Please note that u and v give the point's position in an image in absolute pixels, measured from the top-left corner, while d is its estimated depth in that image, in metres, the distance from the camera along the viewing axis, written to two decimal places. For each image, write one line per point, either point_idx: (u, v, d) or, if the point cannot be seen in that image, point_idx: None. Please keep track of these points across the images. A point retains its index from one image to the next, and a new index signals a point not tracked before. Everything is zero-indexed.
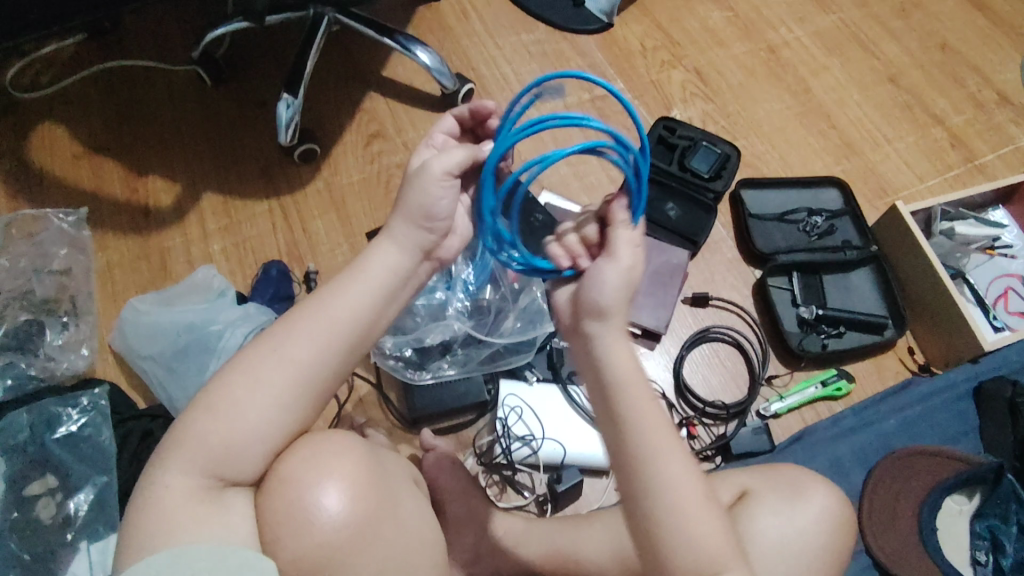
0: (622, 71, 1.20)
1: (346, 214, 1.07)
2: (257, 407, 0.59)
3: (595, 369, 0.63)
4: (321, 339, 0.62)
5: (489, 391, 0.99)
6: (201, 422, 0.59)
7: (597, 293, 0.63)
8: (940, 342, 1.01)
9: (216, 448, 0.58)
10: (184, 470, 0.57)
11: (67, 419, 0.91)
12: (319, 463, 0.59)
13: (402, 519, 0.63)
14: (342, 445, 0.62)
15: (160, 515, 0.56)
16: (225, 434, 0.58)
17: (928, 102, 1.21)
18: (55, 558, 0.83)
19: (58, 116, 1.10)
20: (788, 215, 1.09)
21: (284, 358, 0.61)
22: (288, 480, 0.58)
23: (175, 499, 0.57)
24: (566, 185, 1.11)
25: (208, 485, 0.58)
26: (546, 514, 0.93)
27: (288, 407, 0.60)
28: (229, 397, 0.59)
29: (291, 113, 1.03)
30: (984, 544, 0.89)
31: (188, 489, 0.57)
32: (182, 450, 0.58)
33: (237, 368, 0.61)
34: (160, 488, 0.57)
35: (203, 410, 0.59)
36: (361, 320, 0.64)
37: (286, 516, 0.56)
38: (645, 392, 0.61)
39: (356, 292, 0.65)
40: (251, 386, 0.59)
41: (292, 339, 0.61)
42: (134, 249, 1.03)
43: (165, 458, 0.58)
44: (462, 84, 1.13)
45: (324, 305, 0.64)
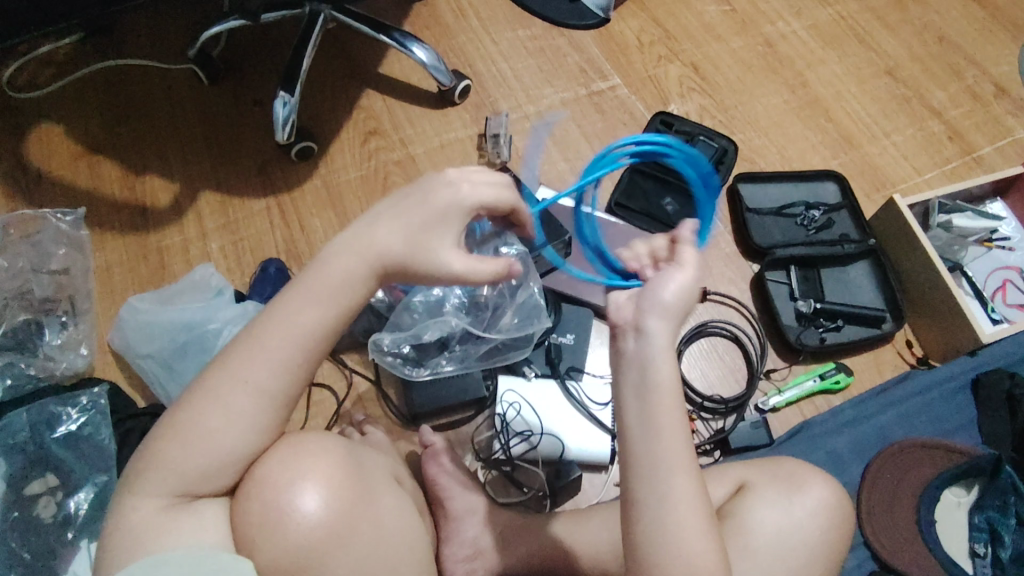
0: (619, 66, 1.20)
1: (344, 212, 1.07)
2: (223, 428, 0.58)
3: (634, 369, 0.57)
4: (282, 358, 0.60)
5: (489, 387, 0.99)
6: (170, 447, 0.58)
7: (660, 290, 0.58)
8: (937, 335, 1.01)
9: (187, 471, 0.57)
10: (154, 492, 0.57)
11: (66, 419, 0.91)
12: (294, 465, 0.59)
13: (382, 513, 0.63)
14: (318, 445, 0.62)
15: (133, 535, 0.56)
16: (195, 456, 0.58)
17: (925, 95, 1.21)
18: (56, 556, 0.83)
19: (55, 116, 1.10)
20: (786, 209, 1.09)
21: (243, 379, 0.59)
22: (263, 485, 0.58)
23: (146, 519, 0.57)
24: (563, 180, 1.11)
25: (178, 502, 0.58)
26: (545, 510, 0.94)
27: (255, 424, 0.59)
28: (194, 421, 0.58)
29: (288, 111, 1.03)
30: (982, 535, 0.89)
31: (159, 510, 0.57)
32: (151, 473, 0.57)
33: (202, 386, 0.59)
34: (131, 510, 0.57)
35: (170, 435, 0.58)
36: (320, 337, 0.62)
37: (261, 519, 0.57)
38: (676, 400, 0.56)
39: (313, 305, 0.61)
40: (219, 410, 0.58)
41: (254, 357, 0.60)
42: (132, 249, 1.03)
43: (135, 481, 0.58)
44: (459, 80, 1.13)
45: (284, 325, 0.61)
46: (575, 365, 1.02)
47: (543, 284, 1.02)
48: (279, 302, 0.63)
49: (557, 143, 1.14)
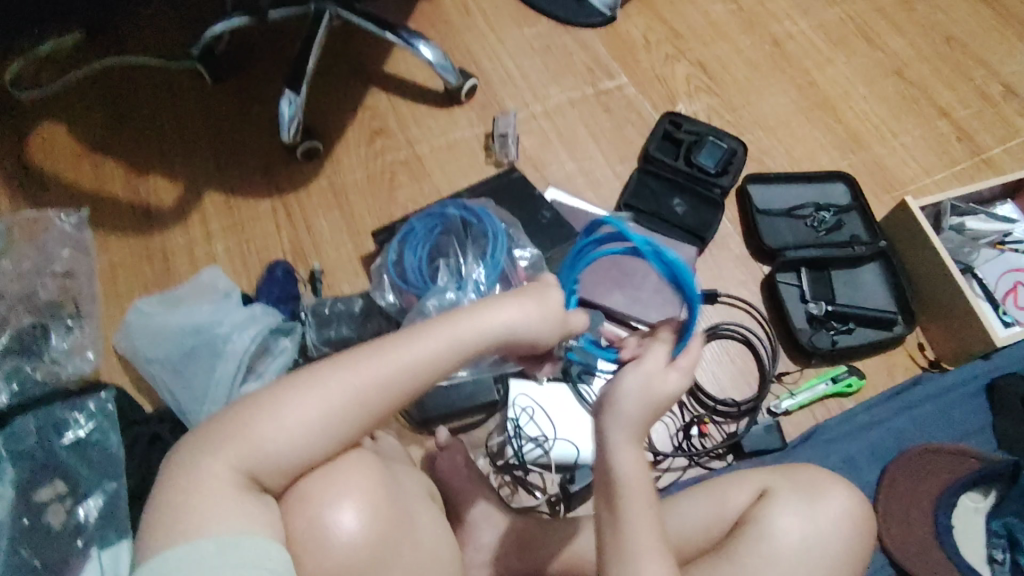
0: (627, 65, 1.19)
1: (351, 212, 1.05)
2: (319, 424, 0.55)
3: (606, 468, 0.60)
4: (388, 388, 0.57)
5: (500, 391, 0.98)
6: (261, 423, 0.54)
7: (616, 394, 0.62)
8: (949, 338, 1.01)
9: (267, 452, 0.54)
10: (232, 463, 0.53)
11: (74, 424, 0.89)
12: (344, 481, 0.58)
13: (416, 533, 0.62)
14: (365, 462, 0.61)
15: (202, 501, 0.51)
16: (286, 439, 0.54)
17: (933, 96, 1.21)
18: (67, 563, 0.82)
19: (57, 115, 1.09)
20: (796, 211, 1.08)
21: (355, 385, 0.56)
22: (311, 498, 0.57)
23: (217, 489, 0.52)
24: (572, 180, 1.10)
25: (250, 483, 0.54)
26: (559, 515, 0.93)
27: (341, 435, 0.56)
28: (298, 406, 0.55)
29: (294, 110, 1.01)
30: (1000, 541, 0.89)
31: (232, 484, 0.53)
32: (235, 443, 0.54)
33: (305, 376, 0.56)
34: (205, 475, 0.52)
35: (267, 409, 0.55)
36: (431, 374, 0.59)
37: (307, 532, 0.56)
38: (649, 500, 0.59)
39: (429, 339, 0.59)
40: (318, 404, 0.55)
41: (364, 372, 0.56)
42: (136, 250, 1.01)
43: (216, 445, 0.53)
44: (466, 79, 1.11)
45: (395, 352, 0.58)
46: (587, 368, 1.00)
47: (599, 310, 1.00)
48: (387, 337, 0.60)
49: (566, 142, 1.13)
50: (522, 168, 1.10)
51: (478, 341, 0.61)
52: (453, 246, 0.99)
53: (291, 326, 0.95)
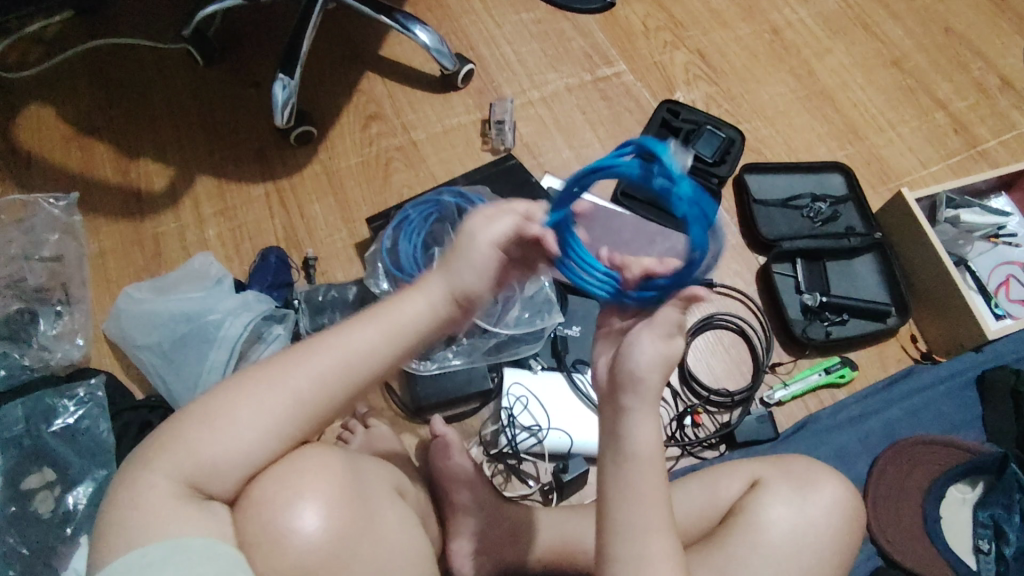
0: (625, 51, 1.18)
1: (345, 198, 1.04)
2: (251, 427, 0.56)
3: (615, 439, 0.60)
4: (322, 383, 0.58)
5: (494, 380, 0.98)
6: (195, 431, 0.56)
7: (633, 364, 0.59)
8: (942, 330, 1.01)
9: (204, 459, 0.55)
10: (169, 473, 0.54)
11: (63, 411, 0.89)
12: (295, 480, 0.57)
13: (384, 529, 0.60)
14: (320, 461, 0.60)
15: (143, 515, 0.53)
16: (220, 444, 0.55)
17: (931, 87, 1.20)
18: (56, 553, 0.81)
19: (46, 97, 1.07)
20: (792, 201, 1.08)
21: (284, 384, 0.58)
22: (261, 500, 0.56)
23: (157, 501, 0.53)
24: (568, 167, 1.10)
25: (190, 491, 0.55)
26: (551, 504, 0.93)
27: (280, 433, 0.57)
28: (230, 413, 0.56)
29: (288, 94, 0.99)
30: (987, 532, 0.90)
31: (169, 494, 0.54)
32: (171, 453, 0.55)
33: (243, 380, 0.58)
34: (144, 488, 0.54)
35: (200, 418, 0.56)
36: (367, 366, 0.60)
37: (257, 536, 0.55)
38: (654, 469, 0.58)
39: (365, 329, 0.61)
40: (253, 405, 0.56)
41: (298, 369, 0.58)
42: (127, 235, 1.00)
43: (152, 458, 0.55)
44: (462, 64, 1.10)
45: (327, 346, 0.60)
46: (581, 358, 1.01)
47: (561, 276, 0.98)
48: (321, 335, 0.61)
49: (562, 129, 1.12)
50: (517, 155, 1.09)
51: (413, 324, 0.62)
52: (447, 233, 0.97)
53: (284, 314, 0.94)
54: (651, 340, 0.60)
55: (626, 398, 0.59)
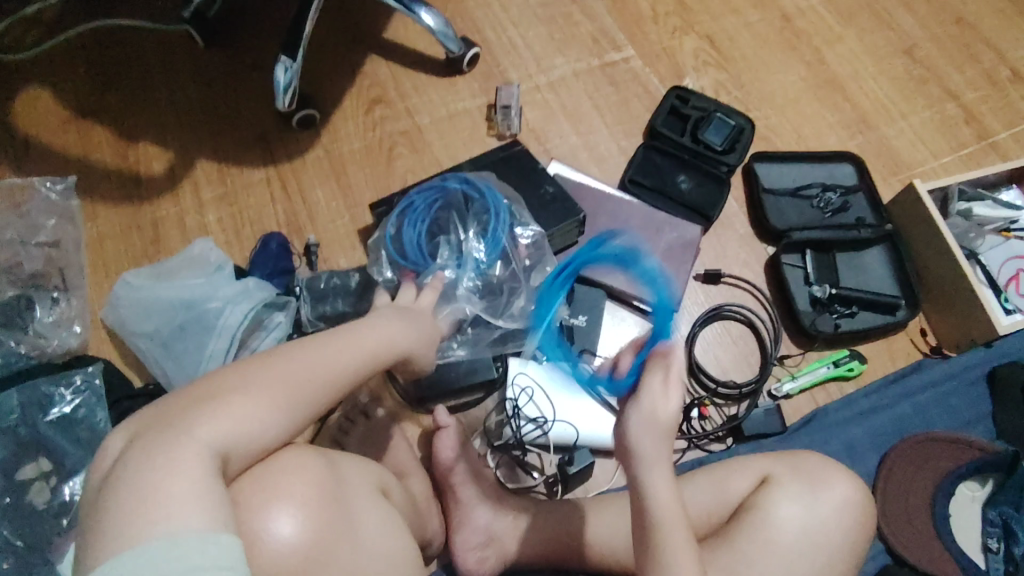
0: (633, 36, 1.16)
1: (348, 184, 1.02)
2: (281, 405, 0.52)
3: (641, 504, 0.64)
4: (325, 375, 0.56)
5: (499, 369, 0.95)
6: (231, 403, 0.50)
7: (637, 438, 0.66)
8: (953, 324, 1.00)
9: (239, 433, 0.50)
10: (209, 444, 0.48)
11: (60, 400, 0.87)
12: (283, 482, 0.57)
13: (366, 537, 0.60)
14: (299, 465, 0.59)
15: (188, 482, 0.45)
16: (253, 418, 0.51)
17: (942, 76, 1.18)
18: (51, 545, 0.80)
19: (43, 78, 1.05)
20: (802, 190, 1.07)
21: (306, 368, 0.55)
22: (248, 500, 0.54)
23: (197, 473, 0.46)
24: (575, 154, 1.08)
25: (222, 467, 0.48)
26: (556, 497, 0.93)
27: (300, 413, 0.54)
28: (260, 388, 0.52)
29: (290, 77, 0.97)
30: (996, 531, 0.89)
31: (208, 465, 0.47)
32: (203, 424, 0.48)
33: (258, 359, 0.54)
34: (183, 455, 0.46)
35: (231, 389, 0.51)
36: (346, 374, 0.59)
37: (242, 540, 0.52)
38: (683, 526, 0.63)
39: (336, 347, 0.59)
40: (278, 379, 0.53)
41: (303, 357, 0.56)
42: (125, 219, 0.98)
43: (187, 426, 0.48)
44: (468, 48, 1.08)
45: (321, 343, 0.58)
46: (588, 348, 0.98)
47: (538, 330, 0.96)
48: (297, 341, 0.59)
49: (569, 115, 1.10)
50: (523, 141, 1.07)
51: (363, 359, 0.61)
52: (452, 222, 0.96)
53: (285, 301, 0.93)
54: (661, 391, 0.67)
55: (647, 463, 0.64)
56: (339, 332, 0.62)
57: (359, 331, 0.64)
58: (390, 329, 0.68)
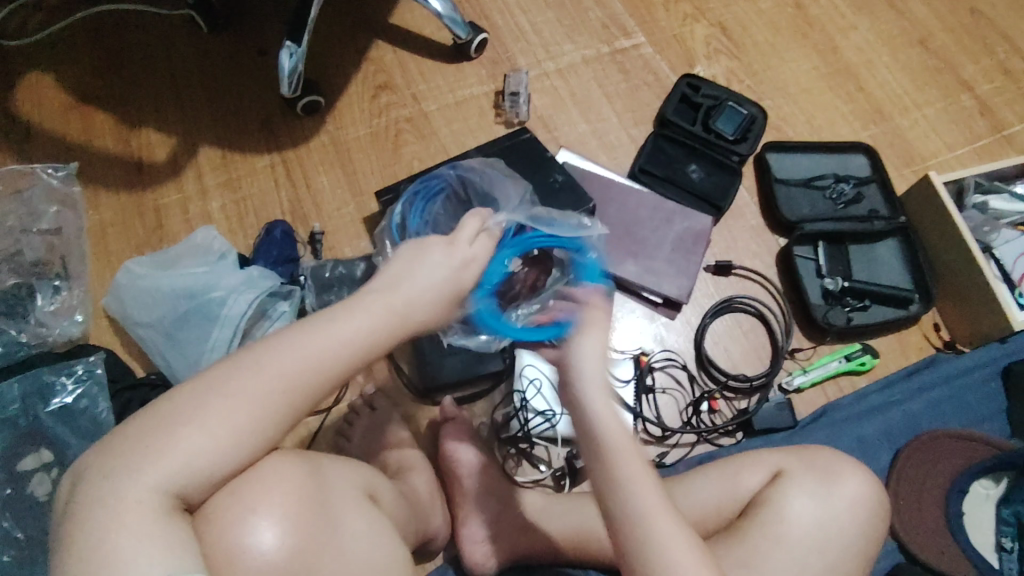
0: (644, 24, 1.14)
1: (353, 172, 1.01)
2: (240, 434, 0.50)
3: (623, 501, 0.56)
4: (294, 391, 0.52)
5: (506, 360, 0.93)
6: (182, 436, 0.49)
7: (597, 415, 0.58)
8: (966, 319, 0.99)
9: (194, 468, 0.49)
10: (158, 485, 0.47)
11: (60, 390, 0.86)
12: (263, 493, 0.55)
13: (353, 540, 0.58)
14: (282, 472, 0.57)
15: (128, 536, 0.45)
16: (204, 451, 0.49)
17: (957, 67, 1.17)
18: (52, 538, 0.79)
19: (43, 62, 1.03)
20: (815, 181, 1.05)
21: (265, 381, 0.51)
22: (221, 516, 0.52)
23: (140, 520, 0.46)
24: (585, 143, 1.06)
25: (174, 504, 0.48)
26: (563, 490, 0.91)
27: (262, 436, 0.51)
28: (220, 415, 0.49)
29: (295, 62, 0.94)
30: (1010, 530, 0.88)
31: (153, 512, 0.47)
32: (156, 459, 0.48)
33: (218, 372, 0.51)
34: (127, 503, 0.46)
35: (187, 417, 0.49)
36: (335, 369, 0.53)
37: (217, 556, 0.51)
38: (672, 521, 0.56)
39: (355, 317, 0.55)
40: (234, 404, 0.50)
41: (275, 364, 0.51)
42: (127, 206, 0.96)
43: (136, 466, 0.47)
44: (476, 34, 1.06)
45: (298, 343, 0.53)
46: None
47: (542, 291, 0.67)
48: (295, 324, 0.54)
49: (579, 103, 1.08)
50: (532, 129, 1.06)
51: (380, 330, 0.56)
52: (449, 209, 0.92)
53: (289, 291, 0.91)
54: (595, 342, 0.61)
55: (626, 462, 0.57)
56: (363, 299, 0.57)
57: (396, 289, 0.58)
58: (448, 270, 0.61)
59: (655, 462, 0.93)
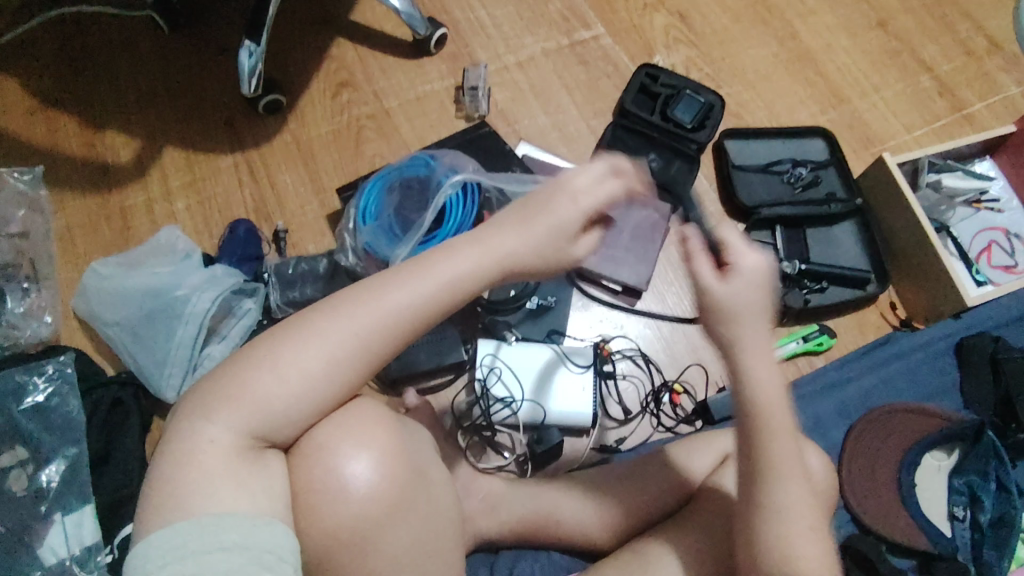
0: (603, 14, 1.15)
1: (316, 169, 1.02)
2: (325, 374, 0.54)
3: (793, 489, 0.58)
4: (390, 331, 0.56)
5: (467, 352, 0.97)
6: (260, 379, 0.53)
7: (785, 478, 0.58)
8: (923, 298, 1.00)
9: (272, 411, 0.53)
10: (234, 427, 0.52)
11: (33, 389, 0.88)
12: (356, 432, 0.57)
13: (429, 491, 0.62)
14: (376, 413, 0.59)
15: (201, 472, 0.50)
16: (279, 397, 0.53)
17: (917, 48, 1.18)
18: (29, 532, 0.82)
19: (8, 68, 1.05)
20: (772, 166, 1.06)
21: (364, 324, 0.55)
22: (321, 452, 0.55)
23: (220, 457, 0.51)
24: (544, 135, 1.07)
25: (252, 444, 0.52)
26: (526, 475, 0.93)
27: (344, 380, 0.55)
28: (299, 360, 0.53)
29: (254, 61, 0.96)
30: (962, 499, 0.90)
31: (235, 450, 0.51)
32: (234, 404, 0.52)
33: (306, 322, 0.55)
34: (203, 442, 0.51)
35: (264, 363, 0.53)
36: (430, 313, 0.57)
37: (315, 490, 0.55)
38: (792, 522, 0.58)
39: (475, 251, 0.59)
40: (315, 350, 0.53)
41: (380, 307, 0.55)
42: (94, 208, 0.99)
43: (213, 409, 0.52)
44: (435, 29, 1.07)
45: (398, 292, 0.56)
46: (557, 328, 1.00)
47: (400, 219, 0.94)
48: (399, 269, 0.58)
49: (538, 95, 1.10)
50: (492, 122, 1.07)
51: (484, 274, 0.59)
52: (402, 205, 0.94)
53: (254, 288, 0.93)
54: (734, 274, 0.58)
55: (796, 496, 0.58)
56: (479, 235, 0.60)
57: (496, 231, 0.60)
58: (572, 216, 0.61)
59: (611, 446, 0.95)
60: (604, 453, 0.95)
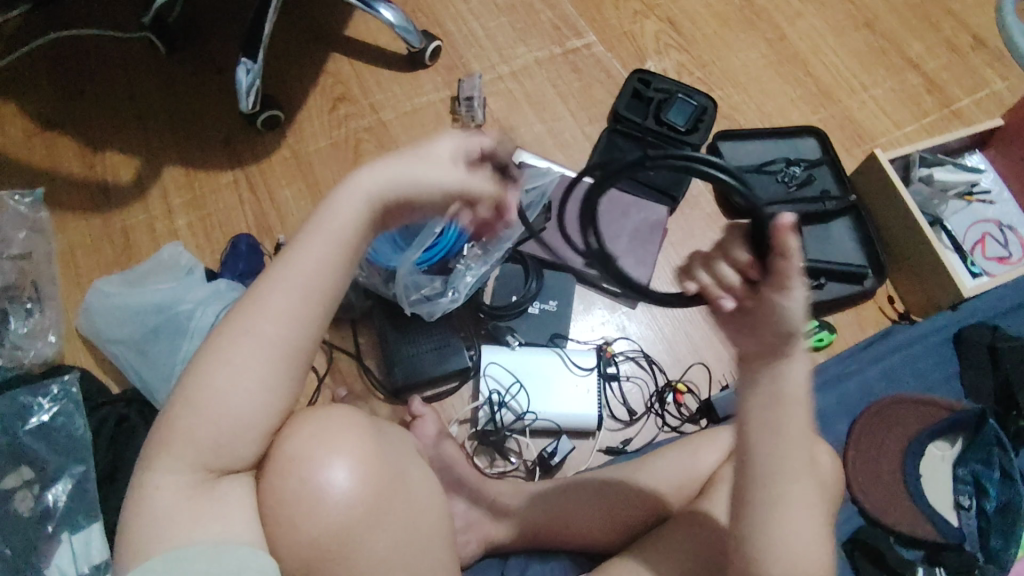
0: (594, 23, 1.17)
1: (315, 183, 1.03)
2: (241, 392, 0.54)
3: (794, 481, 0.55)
4: (293, 308, 0.55)
5: (472, 357, 0.97)
6: (185, 416, 0.54)
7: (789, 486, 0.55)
8: (920, 292, 1.01)
9: (204, 443, 0.54)
10: (174, 469, 0.53)
11: (38, 409, 0.88)
12: (327, 439, 0.56)
13: (412, 491, 0.62)
14: (345, 418, 0.59)
15: (151, 518, 0.53)
16: (205, 428, 0.54)
17: (903, 47, 1.19)
18: (36, 551, 0.81)
19: (7, 92, 1.05)
20: (766, 166, 1.06)
21: (258, 325, 0.55)
22: (292, 460, 0.55)
23: (167, 502, 0.53)
24: (540, 142, 1.08)
25: (203, 478, 0.54)
26: (535, 479, 0.93)
27: (269, 392, 0.55)
28: (215, 387, 0.54)
29: (252, 78, 0.97)
30: (967, 488, 0.91)
31: (182, 488, 0.54)
32: (172, 447, 0.54)
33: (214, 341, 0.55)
34: (151, 491, 0.53)
35: (184, 401, 0.54)
36: (327, 281, 0.57)
37: (295, 496, 0.54)
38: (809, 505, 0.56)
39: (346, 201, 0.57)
40: (228, 372, 0.54)
41: (273, 291, 0.55)
42: (96, 229, 0.99)
43: (153, 457, 0.54)
44: (429, 41, 1.09)
45: (283, 274, 0.56)
46: (559, 332, 1.00)
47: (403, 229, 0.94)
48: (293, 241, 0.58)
49: (533, 103, 1.11)
50: (488, 131, 1.08)
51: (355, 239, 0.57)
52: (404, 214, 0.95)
53: None
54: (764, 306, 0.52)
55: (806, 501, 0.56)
56: (355, 173, 0.58)
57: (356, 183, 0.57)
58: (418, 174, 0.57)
59: (617, 448, 0.95)
60: (611, 454, 0.95)
